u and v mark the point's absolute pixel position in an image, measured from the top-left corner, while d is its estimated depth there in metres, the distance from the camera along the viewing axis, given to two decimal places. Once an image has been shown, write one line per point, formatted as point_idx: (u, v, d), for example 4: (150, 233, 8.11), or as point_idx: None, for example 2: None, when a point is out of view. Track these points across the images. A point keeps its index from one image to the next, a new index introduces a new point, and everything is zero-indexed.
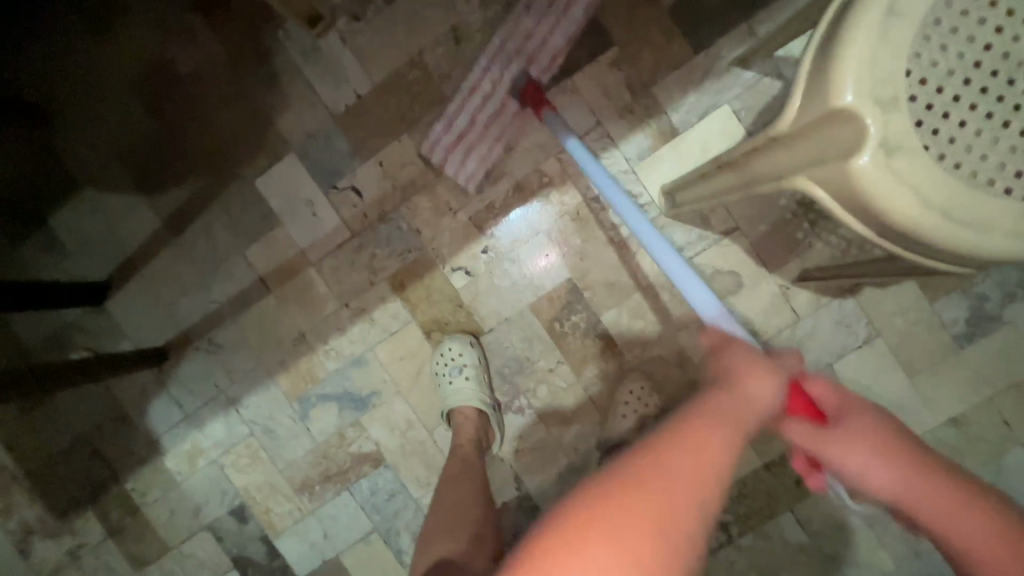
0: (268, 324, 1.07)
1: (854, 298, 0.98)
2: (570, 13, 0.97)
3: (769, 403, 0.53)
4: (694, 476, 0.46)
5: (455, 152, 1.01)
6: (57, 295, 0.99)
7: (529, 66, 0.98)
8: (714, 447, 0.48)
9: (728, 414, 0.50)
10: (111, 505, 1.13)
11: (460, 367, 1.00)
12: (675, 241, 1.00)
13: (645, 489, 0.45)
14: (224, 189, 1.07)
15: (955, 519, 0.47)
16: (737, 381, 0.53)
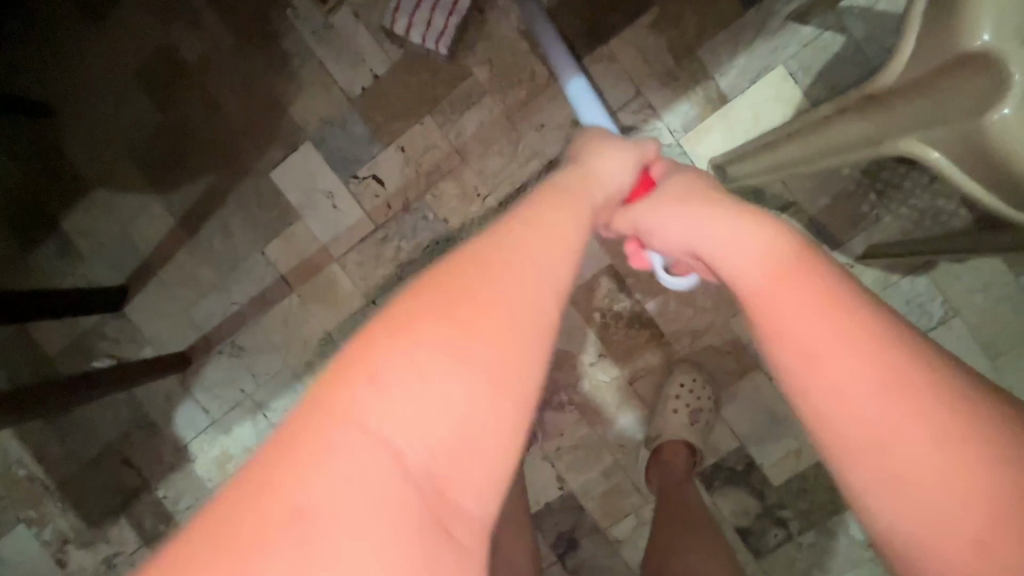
0: (292, 324, 1.02)
1: (928, 275, 0.89)
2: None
3: (619, 188, 0.54)
4: (543, 249, 0.40)
5: (419, 15, 0.90)
6: (75, 304, 0.95)
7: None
8: (561, 220, 0.43)
9: (576, 197, 0.47)
10: (144, 513, 1.11)
11: None
12: None
13: (483, 267, 0.37)
14: (239, 183, 1.01)
15: (803, 297, 0.38)
16: (587, 169, 0.53)
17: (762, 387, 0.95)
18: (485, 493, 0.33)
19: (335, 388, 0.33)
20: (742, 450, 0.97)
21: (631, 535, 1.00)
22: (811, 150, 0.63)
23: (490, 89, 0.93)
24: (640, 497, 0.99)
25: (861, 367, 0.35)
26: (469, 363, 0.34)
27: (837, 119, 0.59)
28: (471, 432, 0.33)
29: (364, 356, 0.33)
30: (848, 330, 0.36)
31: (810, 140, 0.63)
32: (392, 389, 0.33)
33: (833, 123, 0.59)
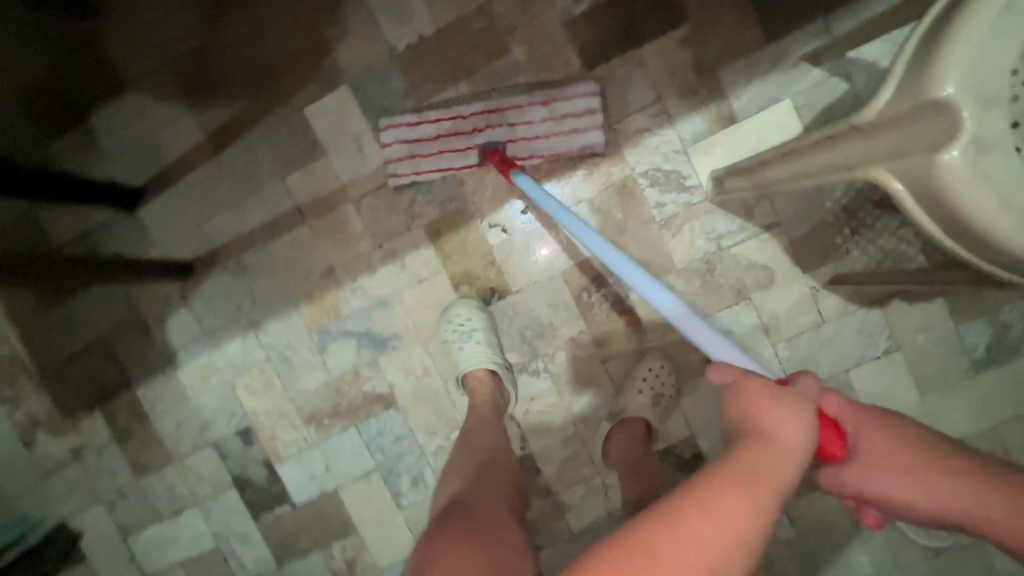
0: (298, 254, 1.07)
1: (881, 309, 0.99)
2: (560, 136, 0.99)
3: (804, 454, 0.49)
4: (721, 553, 0.44)
5: (402, 145, 1.02)
6: (92, 194, 0.99)
7: (511, 134, 1.00)
8: (741, 507, 0.45)
9: (758, 471, 0.47)
10: (119, 410, 1.15)
11: (471, 329, 1.01)
12: (715, 229, 1.00)
13: (656, 562, 0.43)
14: (271, 112, 1.05)
15: (971, 496, 0.52)
16: (771, 439, 0.48)
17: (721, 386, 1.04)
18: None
19: None
20: (693, 441, 1.05)
21: (579, 503, 1.08)
22: (800, 167, 0.72)
23: (525, 69, 1.00)
24: (593, 470, 1.07)
25: (985, 514, 0.52)
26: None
27: (822, 142, 0.68)
28: None
29: None
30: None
31: (801, 159, 0.72)
32: None
33: (819, 145, 0.68)
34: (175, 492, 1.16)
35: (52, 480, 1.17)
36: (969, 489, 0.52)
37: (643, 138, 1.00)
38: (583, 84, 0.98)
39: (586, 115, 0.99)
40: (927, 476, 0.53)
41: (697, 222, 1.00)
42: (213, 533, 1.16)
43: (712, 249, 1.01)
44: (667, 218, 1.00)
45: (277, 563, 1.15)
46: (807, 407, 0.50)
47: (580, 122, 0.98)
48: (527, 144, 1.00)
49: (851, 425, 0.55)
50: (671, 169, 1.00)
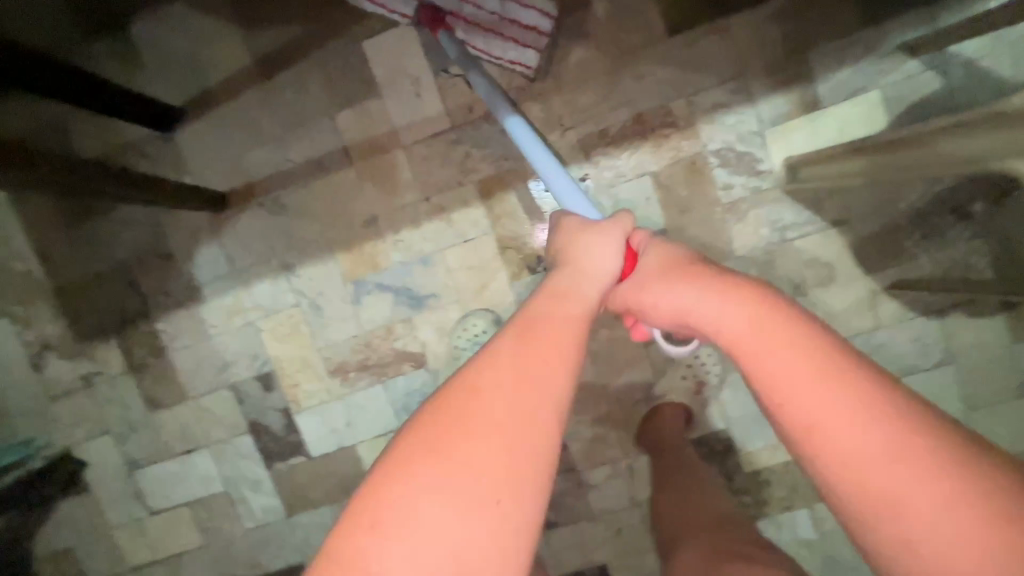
0: (340, 198, 1.02)
1: (940, 320, 0.96)
2: (499, 38, 0.91)
3: (608, 266, 0.51)
4: (537, 363, 0.42)
5: None
6: (119, 104, 0.92)
7: (456, 5, 0.88)
8: (556, 327, 0.44)
9: (569, 290, 0.48)
10: (136, 341, 1.10)
11: (483, 343, 1.00)
12: (781, 219, 0.96)
13: (476, 389, 0.40)
14: (326, 42, 0.98)
15: (794, 355, 0.41)
16: (573, 262, 0.52)
17: None
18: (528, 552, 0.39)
19: (363, 512, 0.38)
20: (726, 433, 1.04)
21: (603, 483, 1.06)
22: (914, 154, 0.67)
23: (604, 25, 0.94)
24: (621, 451, 1.05)
25: (791, 358, 0.41)
26: (487, 491, 0.38)
27: (943, 129, 0.62)
28: (470, 565, 0.36)
29: (381, 480, 0.39)
30: (773, 337, 0.43)
31: (915, 146, 0.67)
32: (396, 532, 0.37)
33: (940, 132, 0.63)
34: (188, 431, 1.12)
35: (60, 406, 1.13)
36: (746, 312, 0.44)
37: (720, 114, 0.94)
38: (545, 2, 0.90)
39: (533, 31, 0.91)
40: (694, 286, 0.48)
41: (764, 209, 0.96)
42: (224, 477, 1.13)
43: (775, 240, 0.97)
44: (733, 203, 0.96)
45: (287, 513, 1.13)
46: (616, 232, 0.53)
47: (525, 36, 0.91)
48: (467, 24, 0.89)
49: (648, 248, 0.55)
50: (745, 151, 0.95)
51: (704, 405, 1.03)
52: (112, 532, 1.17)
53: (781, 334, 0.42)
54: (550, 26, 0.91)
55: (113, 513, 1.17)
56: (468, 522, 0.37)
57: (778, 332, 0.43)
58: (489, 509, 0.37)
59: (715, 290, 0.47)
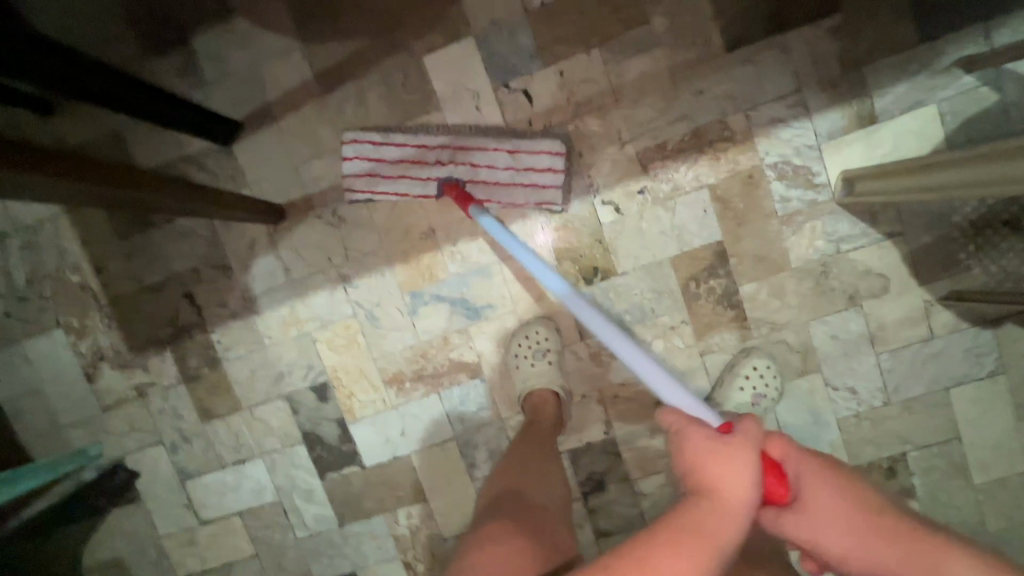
0: (398, 210, 1.03)
1: (993, 330, 0.97)
2: (520, 189, 0.98)
3: (750, 497, 0.51)
4: None
5: (363, 161, 0.99)
6: (177, 113, 0.93)
7: (471, 174, 0.98)
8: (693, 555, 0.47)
9: (711, 523, 0.49)
10: (190, 351, 1.11)
11: (546, 350, 1.00)
12: (836, 231, 0.97)
13: None
14: (387, 57, 1.00)
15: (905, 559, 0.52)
16: (712, 488, 0.51)
17: (816, 390, 1.02)
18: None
19: None
20: None
21: (656, 493, 1.07)
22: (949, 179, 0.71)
23: (663, 42, 0.96)
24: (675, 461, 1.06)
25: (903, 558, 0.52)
26: None
27: (981, 157, 0.67)
28: None
29: None
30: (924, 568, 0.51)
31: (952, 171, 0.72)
32: None
33: (978, 159, 0.67)
34: (240, 441, 1.13)
35: (112, 415, 1.14)
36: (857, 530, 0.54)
37: (776, 129, 0.96)
38: (550, 142, 0.96)
39: (549, 171, 0.97)
40: (852, 528, 0.54)
41: (819, 222, 0.97)
42: (276, 486, 1.13)
43: (829, 251, 0.98)
44: (790, 215, 0.98)
45: (339, 522, 1.13)
46: (748, 453, 0.52)
47: (542, 177, 0.97)
48: (487, 187, 0.99)
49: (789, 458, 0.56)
50: (801, 164, 0.96)
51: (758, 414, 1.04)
52: (162, 541, 1.18)
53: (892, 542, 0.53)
54: (563, 163, 0.97)
55: (162, 523, 1.17)
56: None
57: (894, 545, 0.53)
58: None
59: (891, 546, 0.53)
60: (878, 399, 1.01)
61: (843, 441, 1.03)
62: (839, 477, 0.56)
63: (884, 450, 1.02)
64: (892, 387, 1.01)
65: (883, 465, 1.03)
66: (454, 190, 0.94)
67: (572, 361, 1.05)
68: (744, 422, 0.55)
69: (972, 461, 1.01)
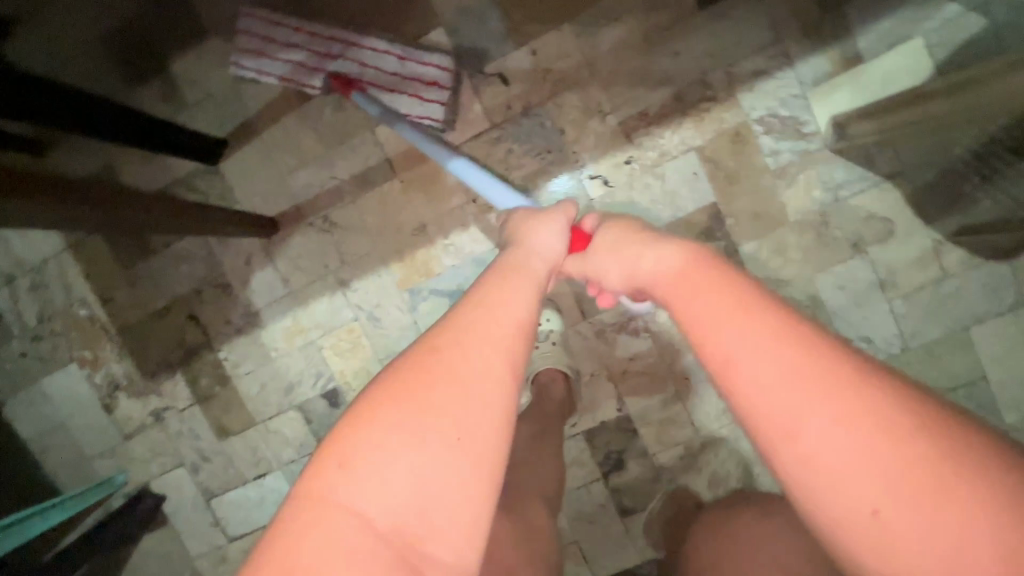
0: (387, 208, 1.03)
1: (1010, 263, 0.93)
2: (401, 95, 0.97)
3: (555, 246, 0.62)
4: (498, 318, 0.48)
5: (255, 42, 0.97)
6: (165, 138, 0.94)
7: (359, 73, 0.97)
8: (507, 291, 0.51)
9: (525, 268, 0.56)
10: (201, 371, 1.12)
11: (549, 331, 1.03)
12: (833, 178, 0.95)
13: (442, 342, 0.46)
14: None
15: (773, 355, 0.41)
16: (523, 244, 0.61)
17: None
18: (456, 546, 0.41)
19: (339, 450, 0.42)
20: None
21: (677, 465, 1.05)
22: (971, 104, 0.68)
23: (634, 8, 0.94)
24: (693, 430, 1.04)
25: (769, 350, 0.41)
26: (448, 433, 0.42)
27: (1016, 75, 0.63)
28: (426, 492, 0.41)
29: (358, 415, 0.43)
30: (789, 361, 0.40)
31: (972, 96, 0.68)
32: (365, 474, 0.41)
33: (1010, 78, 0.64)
34: (259, 454, 1.14)
35: (133, 443, 1.16)
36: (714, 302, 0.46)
37: (760, 81, 0.94)
38: (442, 57, 0.96)
39: (435, 85, 0.97)
40: (709, 301, 0.46)
41: (814, 171, 0.95)
42: None
43: (827, 200, 0.95)
44: (783, 168, 0.95)
45: None
46: (559, 220, 0.65)
47: (428, 90, 0.97)
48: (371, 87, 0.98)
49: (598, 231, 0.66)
50: (789, 115, 0.94)
51: None
52: (194, 562, 1.19)
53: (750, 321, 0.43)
54: (450, 81, 0.97)
55: (193, 544, 1.18)
56: (431, 453, 0.41)
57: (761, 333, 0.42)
58: (444, 447, 0.42)
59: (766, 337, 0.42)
60: (896, 346, 0.98)
61: None
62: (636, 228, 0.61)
63: None
64: (910, 332, 0.98)
65: None
66: (336, 81, 0.95)
67: (578, 341, 1.04)
68: (559, 210, 0.67)
69: (1004, 400, 0.97)
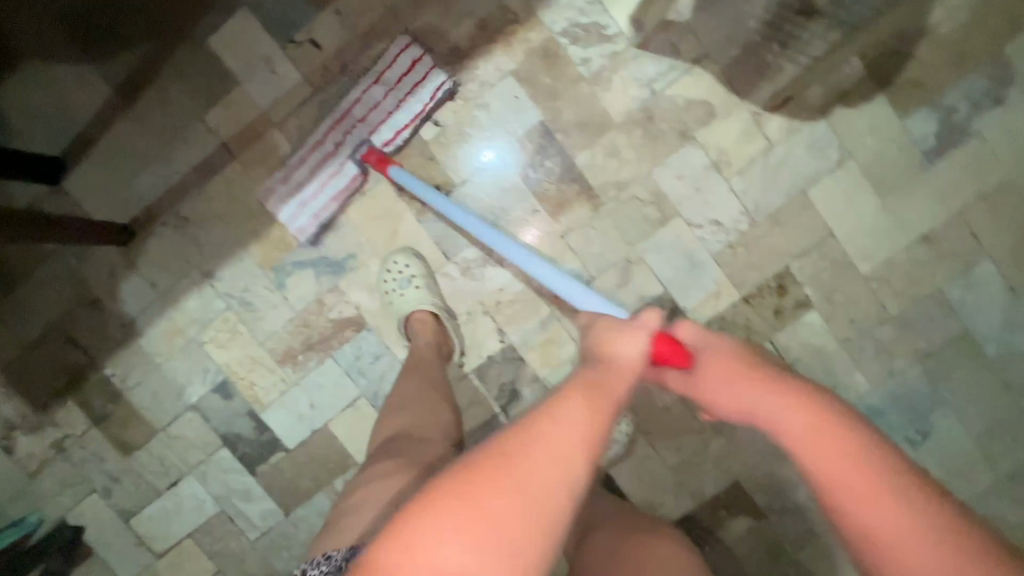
0: (234, 192, 1.04)
1: (825, 120, 0.97)
2: (408, 99, 0.98)
3: (633, 356, 0.57)
4: (578, 444, 0.49)
5: (288, 204, 1.02)
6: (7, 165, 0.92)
7: (369, 128, 0.99)
8: (585, 417, 0.51)
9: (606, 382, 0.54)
10: (91, 393, 1.11)
11: (410, 276, 1.01)
12: (645, 73, 0.98)
13: (511, 463, 0.48)
14: (176, 51, 1.01)
15: (859, 474, 0.49)
16: (602, 351, 0.58)
17: (682, 233, 1.01)
18: None
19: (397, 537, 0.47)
20: (666, 295, 1.03)
21: None
22: None
23: None
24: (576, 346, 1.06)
25: (858, 471, 0.49)
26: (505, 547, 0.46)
27: None
28: None
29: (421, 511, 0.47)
30: (869, 480, 0.49)
31: None
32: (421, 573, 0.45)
33: None
34: (167, 464, 1.13)
35: (40, 480, 1.14)
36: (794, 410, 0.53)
37: None
38: (395, 41, 0.98)
39: (417, 62, 0.98)
40: (802, 419, 0.52)
41: (626, 70, 0.98)
42: (215, 497, 1.14)
43: (645, 95, 0.98)
44: (597, 74, 0.98)
45: (286, 511, 1.13)
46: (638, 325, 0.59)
47: (415, 74, 0.98)
48: (387, 124, 0.99)
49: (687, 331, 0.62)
50: (589, 22, 0.97)
51: (631, 270, 1.02)
52: None
53: (840, 443, 0.51)
54: (417, 47, 0.97)
55: (122, 568, 1.17)
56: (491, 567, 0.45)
57: (855, 458, 0.50)
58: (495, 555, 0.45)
59: (851, 462, 0.50)
60: (744, 222, 1.01)
61: (727, 274, 1.02)
62: (737, 350, 0.59)
63: (766, 269, 1.01)
64: (754, 206, 1.00)
65: (772, 285, 1.02)
66: (373, 154, 0.97)
67: (446, 284, 1.06)
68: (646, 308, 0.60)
69: (854, 252, 1.00)
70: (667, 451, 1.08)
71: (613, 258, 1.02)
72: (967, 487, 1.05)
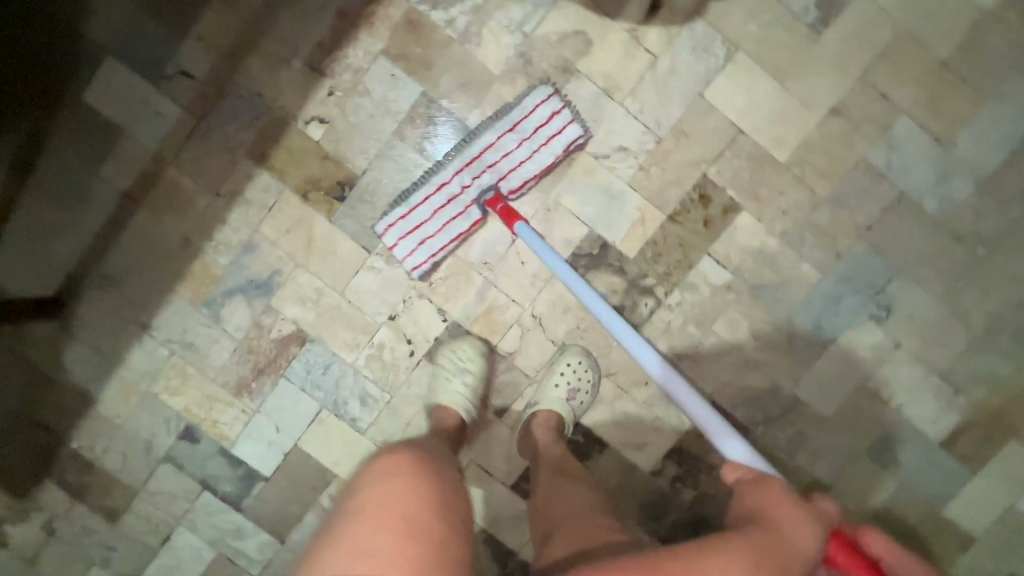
0: (147, 239, 1.04)
1: (702, 19, 0.95)
2: (536, 156, 0.93)
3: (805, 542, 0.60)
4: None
5: (405, 242, 0.95)
6: None
7: (497, 174, 0.93)
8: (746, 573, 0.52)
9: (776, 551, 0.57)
10: (65, 468, 1.12)
11: (465, 368, 1.00)
12: (512, 19, 0.96)
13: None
14: (56, 116, 1.01)
15: None
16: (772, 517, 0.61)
17: (592, 168, 0.99)
18: None
19: None
20: (593, 233, 1.01)
21: (521, 346, 1.06)
22: None
23: None
24: (518, 307, 1.05)
25: None
26: None
27: None
28: None
29: None
30: None
31: None
32: None
33: None
34: (155, 520, 1.13)
35: (39, 566, 1.15)
36: None
37: None
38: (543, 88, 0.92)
39: (556, 115, 0.92)
40: None
41: (493, 21, 0.97)
42: (209, 541, 1.13)
43: (518, 40, 0.97)
44: (464, 32, 0.97)
45: (280, 539, 1.13)
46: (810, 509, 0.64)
47: (552, 127, 0.92)
48: (515, 175, 0.93)
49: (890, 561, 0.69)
50: None
51: (551, 218, 1.00)
52: None
53: None
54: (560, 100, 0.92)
55: None
56: None
57: None
58: None
59: None
60: (651, 141, 0.98)
61: (647, 198, 1.00)
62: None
63: (683, 183, 0.99)
64: (655, 122, 0.98)
65: (695, 198, 1.00)
66: (499, 201, 0.92)
67: (375, 279, 1.05)
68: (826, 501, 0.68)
69: (767, 143, 0.98)
70: (636, 389, 1.06)
71: (530, 210, 1.00)
72: (946, 352, 1.01)
